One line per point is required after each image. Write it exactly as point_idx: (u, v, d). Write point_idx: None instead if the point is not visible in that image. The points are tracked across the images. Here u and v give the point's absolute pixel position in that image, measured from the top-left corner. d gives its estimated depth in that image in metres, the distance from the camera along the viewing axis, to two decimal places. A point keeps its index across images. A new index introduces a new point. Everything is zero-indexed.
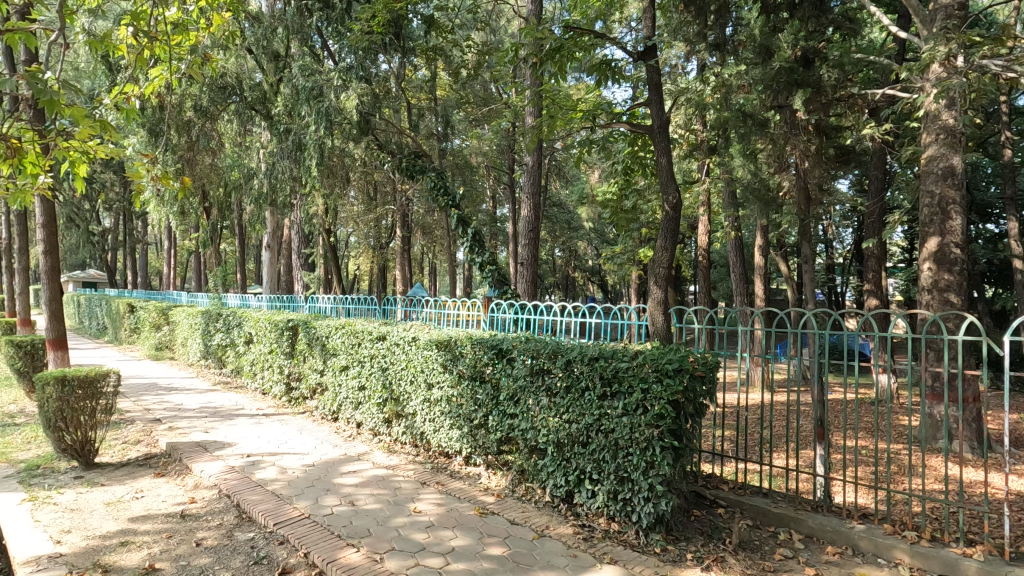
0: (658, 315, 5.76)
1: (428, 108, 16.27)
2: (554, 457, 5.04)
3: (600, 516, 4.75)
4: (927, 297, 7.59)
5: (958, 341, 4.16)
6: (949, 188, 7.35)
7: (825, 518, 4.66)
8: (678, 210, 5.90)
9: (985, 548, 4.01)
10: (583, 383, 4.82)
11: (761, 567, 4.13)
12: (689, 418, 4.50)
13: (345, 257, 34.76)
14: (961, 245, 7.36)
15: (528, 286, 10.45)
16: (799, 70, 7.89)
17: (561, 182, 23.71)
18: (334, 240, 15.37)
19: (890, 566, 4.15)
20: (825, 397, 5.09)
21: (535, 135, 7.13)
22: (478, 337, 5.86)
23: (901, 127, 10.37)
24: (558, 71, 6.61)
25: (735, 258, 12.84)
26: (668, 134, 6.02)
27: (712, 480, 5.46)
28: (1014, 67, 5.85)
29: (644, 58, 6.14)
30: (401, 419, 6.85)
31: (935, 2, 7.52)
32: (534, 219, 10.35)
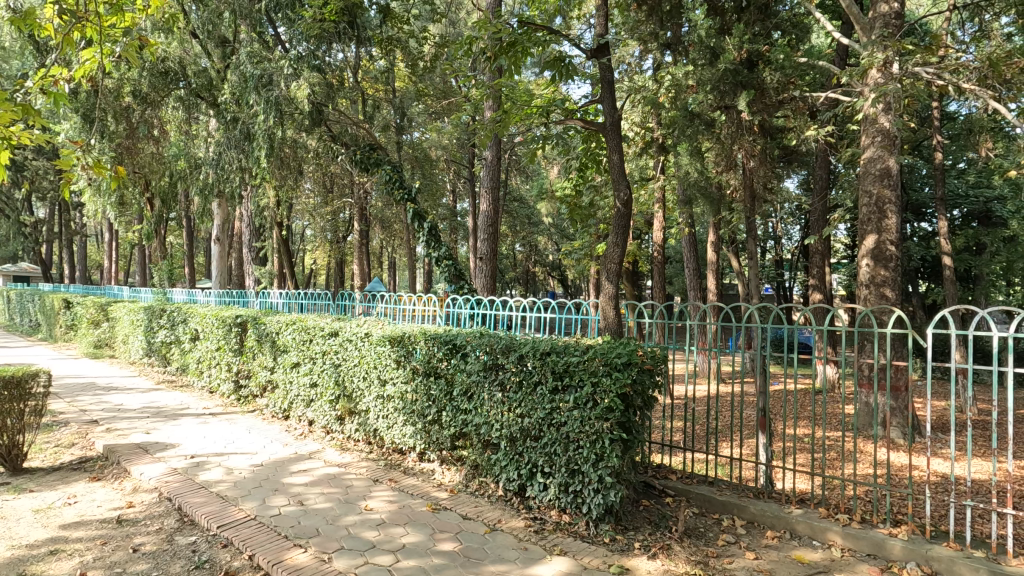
0: (609, 309, 5.86)
1: (385, 100, 16.00)
2: (507, 452, 5.08)
3: (551, 509, 4.81)
4: (865, 292, 8.00)
5: (886, 333, 4.45)
6: (885, 188, 7.75)
7: (766, 504, 4.86)
8: (629, 206, 5.98)
9: (909, 528, 4.28)
10: (535, 378, 4.87)
11: (705, 553, 4.27)
12: (638, 411, 4.61)
13: (301, 251, 33.91)
14: (896, 243, 7.78)
15: (487, 281, 10.40)
16: (743, 72, 8.23)
17: (521, 177, 23.79)
18: (287, 233, 14.95)
19: (824, 548, 4.37)
20: (768, 387, 5.32)
21: (490, 130, 7.13)
22: (431, 332, 5.83)
23: (843, 129, 10.85)
24: (512, 66, 6.60)
25: (689, 254, 13.17)
26: (620, 132, 6.11)
27: (661, 471, 5.62)
28: (943, 75, 6.21)
29: (597, 55, 6.18)
30: (354, 415, 6.75)
31: (873, 10, 7.90)
32: (493, 214, 10.33)
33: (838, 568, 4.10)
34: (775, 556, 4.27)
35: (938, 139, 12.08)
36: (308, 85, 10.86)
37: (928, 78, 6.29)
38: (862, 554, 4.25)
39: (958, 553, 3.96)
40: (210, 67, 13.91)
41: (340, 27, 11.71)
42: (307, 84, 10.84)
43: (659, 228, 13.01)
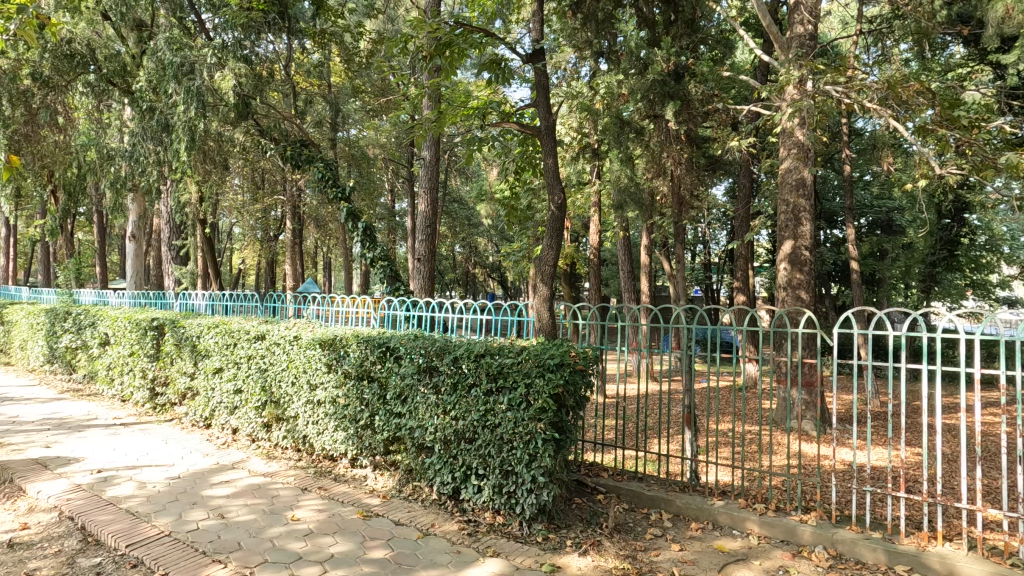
0: (543, 309, 5.93)
1: (319, 95, 15.47)
2: (441, 455, 5.03)
3: (485, 511, 4.81)
4: (782, 294, 8.55)
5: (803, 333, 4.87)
6: (800, 198, 8.33)
7: (691, 497, 5.09)
8: (564, 209, 6.07)
9: (817, 513, 4.61)
10: (470, 380, 4.86)
11: (633, 547, 4.41)
12: (570, 410, 4.69)
13: (228, 250, 32.26)
14: (810, 248, 8.36)
15: (425, 282, 10.25)
16: (670, 83, 8.61)
17: (461, 177, 23.70)
18: (211, 231, 14.14)
19: (743, 536, 4.62)
20: (695, 385, 5.59)
21: (426, 131, 7.06)
22: (364, 335, 5.70)
23: (764, 141, 11.53)
24: (449, 67, 6.54)
25: (623, 257, 13.58)
26: (555, 136, 6.21)
27: (593, 468, 5.76)
28: (849, 94, 6.73)
29: (533, 60, 6.23)
30: (282, 422, 6.49)
31: (790, 31, 8.45)
32: (431, 214, 10.20)
33: (755, 554, 4.34)
34: (699, 547, 4.46)
35: (847, 152, 13.08)
36: (233, 76, 10.34)
37: (837, 96, 6.81)
38: (776, 540, 4.53)
39: (859, 535, 4.31)
40: (124, 53, 12.97)
41: (269, 17, 11.25)
42: (232, 74, 10.31)
43: (596, 232, 13.30)
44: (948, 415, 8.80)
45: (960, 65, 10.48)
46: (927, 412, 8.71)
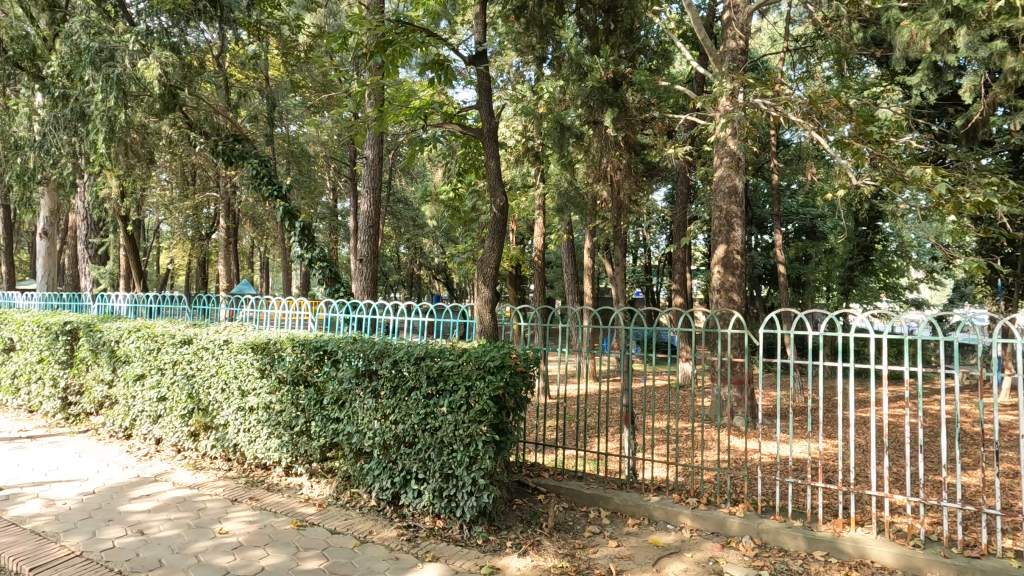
0: (485, 313, 5.93)
1: (255, 88, 14.80)
2: (380, 460, 4.93)
3: (425, 515, 4.76)
4: (716, 296, 8.93)
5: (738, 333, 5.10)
6: (732, 205, 8.73)
7: (628, 494, 5.23)
8: (505, 212, 6.11)
9: (745, 505, 4.84)
10: (410, 383, 4.79)
11: (572, 545, 4.48)
12: (511, 412, 4.71)
13: (155, 249, 30.46)
14: (741, 253, 8.78)
15: (367, 284, 10.01)
16: (609, 91, 8.83)
17: (406, 177, 23.35)
18: (134, 228, 13.26)
19: (676, 530, 4.79)
20: (632, 385, 5.76)
21: (366, 129, 6.92)
22: (301, 338, 5.52)
23: (700, 149, 12.02)
24: (390, 65, 6.43)
25: (567, 260, 13.79)
26: (497, 138, 6.24)
27: (535, 469, 5.81)
28: (776, 107, 7.11)
29: (476, 62, 6.23)
30: (210, 431, 6.18)
31: (723, 45, 8.86)
32: (374, 214, 9.88)
33: (687, 547, 4.51)
34: (635, 542, 4.59)
35: (775, 162, 13.83)
36: (159, 65, 9.74)
37: (765, 108, 7.20)
38: (707, 532, 4.72)
39: (782, 524, 4.56)
40: (34, 34, 11.98)
41: (200, 5, 10.69)
42: (157, 63, 9.64)
43: (540, 235, 13.44)
44: (862, 408, 9.49)
45: (875, 84, 11.31)
46: (845, 406, 9.34)
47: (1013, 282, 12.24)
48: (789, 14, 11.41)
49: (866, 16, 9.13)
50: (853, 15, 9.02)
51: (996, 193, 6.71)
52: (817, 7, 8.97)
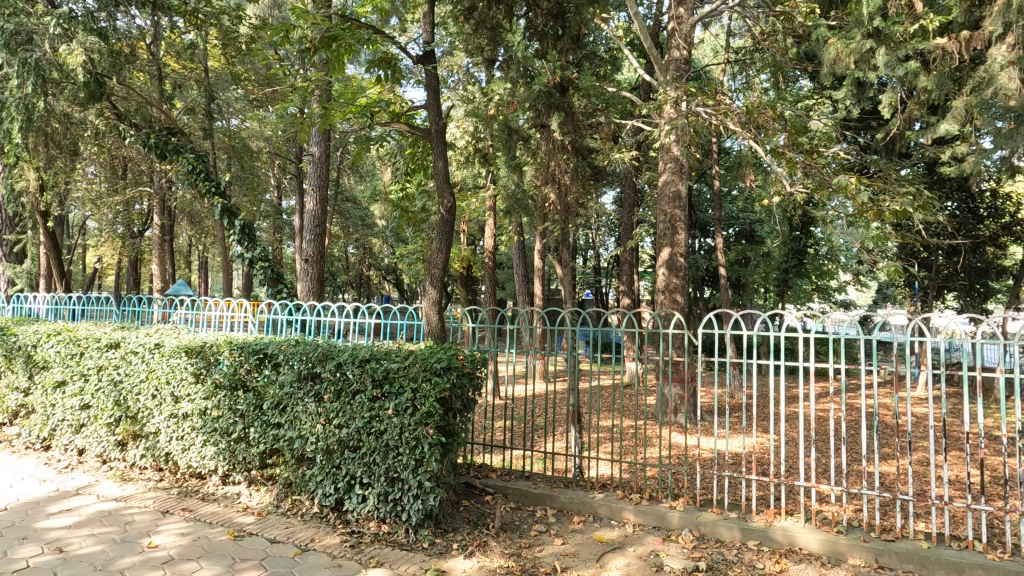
0: (432, 313, 5.88)
1: (192, 79, 14.09)
2: (323, 465, 4.82)
3: (370, 520, 4.68)
4: (661, 297, 9.19)
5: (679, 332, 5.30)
6: (676, 209, 9.03)
7: (574, 492, 5.32)
8: (452, 213, 6.07)
9: (685, 499, 5.02)
10: (354, 386, 4.70)
11: (518, 545, 4.51)
12: (457, 414, 4.69)
13: (80, 246, 28.49)
14: (684, 255, 9.08)
15: (313, 285, 9.71)
16: (555, 95, 8.94)
17: (354, 175, 22.85)
18: (54, 224, 12.35)
19: (620, 526, 4.91)
20: (579, 385, 5.83)
21: (309, 126, 6.73)
22: (239, 341, 5.32)
23: (646, 155, 12.36)
24: (335, 61, 6.28)
25: (518, 261, 13.84)
26: (445, 139, 6.21)
27: (482, 470, 5.82)
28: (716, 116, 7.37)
29: (423, 62, 6.17)
30: (139, 440, 5.85)
31: (668, 55, 9.13)
32: (320, 213, 9.59)
33: (630, 542, 4.62)
34: (579, 539, 4.67)
35: (717, 169, 14.37)
36: (83, 50, 9.14)
37: (706, 117, 7.47)
38: (649, 527, 4.85)
39: (719, 516, 4.76)
40: None
41: None
42: (82, 49, 9.03)
43: (490, 236, 13.45)
44: (795, 403, 9.99)
45: (808, 97, 11.96)
46: (780, 402, 9.81)
47: (928, 285, 13.22)
48: (730, 27, 11.89)
49: (799, 33, 9.64)
50: (787, 30, 9.50)
51: (912, 202, 7.23)
52: (754, 22, 9.39)
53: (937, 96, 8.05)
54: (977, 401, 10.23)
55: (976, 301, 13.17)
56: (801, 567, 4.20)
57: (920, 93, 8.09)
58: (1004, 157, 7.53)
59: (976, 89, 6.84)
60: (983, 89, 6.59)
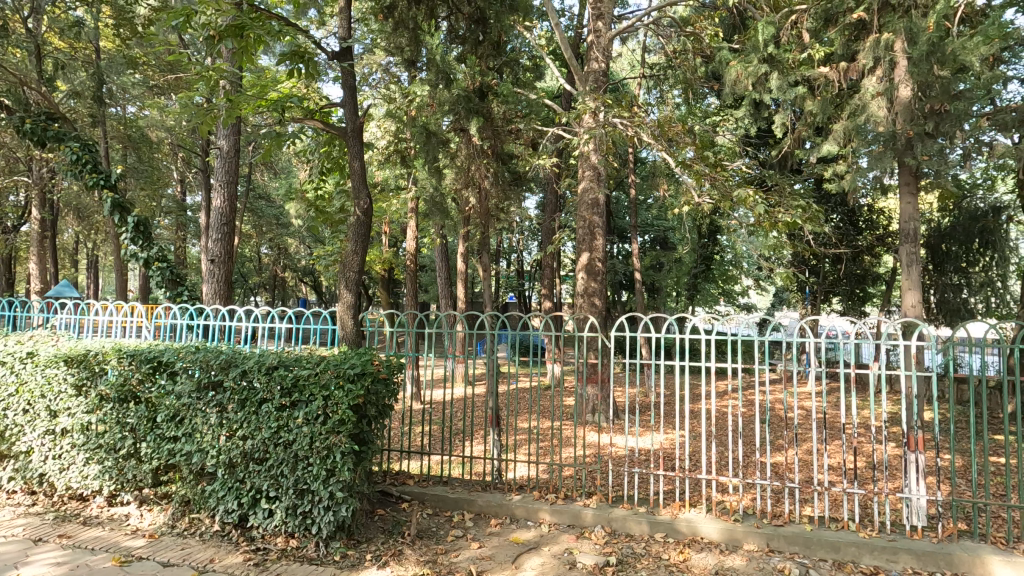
0: (347, 318, 5.70)
1: (80, 59, 12.79)
2: (225, 481, 4.53)
3: (277, 536, 4.46)
4: (580, 300, 9.41)
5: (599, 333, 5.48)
6: (594, 215, 9.32)
7: (492, 495, 5.34)
8: (369, 216, 5.93)
9: (598, 497, 5.20)
10: (260, 395, 4.47)
11: (434, 551, 4.47)
12: (372, 421, 4.55)
13: None
14: (602, 260, 9.40)
15: (220, 287, 9.05)
16: (475, 100, 9.09)
17: (268, 171, 21.70)
18: None
19: (536, 526, 5.00)
20: (499, 389, 5.83)
21: (213, 119, 6.28)
22: (128, 349, 4.89)
23: (567, 162, 12.69)
24: (242, 52, 5.91)
25: (441, 264, 13.70)
26: (362, 139, 6.05)
27: (399, 477, 5.71)
28: (631, 127, 7.64)
29: (340, 59, 6.00)
30: (6, 461, 5.24)
31: (587, 67, 9.42)
32: (229, 211, 8.99)
33: (545, 541, 4.72)
34: (496, 542, 4.70)
35: (633, 178, 15.01)
36: None
37: (623, 128, 7.73)
38: (564, 525, 4.99)
39: (629, 512, 4.97)
40: None
41: None
42: None
43: (411, 239, 13.19)
44: (702, 401, 10.60)
45: (714, 114, 12.78)
46: (689, 400, 10.38)
47: (817, 289, 14.53)
48: (645, 43, 12.48)
49: (706, 54, 10.30)
50: (696, 50, 10.10)
51: (802, 215, 7.92)
52: (666, 40, 9.91)
53: (823, 119, 8.88)
54: (855, 395, 11.38)
55: (855, 304, 14.65)
56: (702, 556, 4.46)
57: (808, 116, 8.91)
58: (877, 177, 8.43)
59: (854, 114, 7.61)
60: (859, 116, 7.35)
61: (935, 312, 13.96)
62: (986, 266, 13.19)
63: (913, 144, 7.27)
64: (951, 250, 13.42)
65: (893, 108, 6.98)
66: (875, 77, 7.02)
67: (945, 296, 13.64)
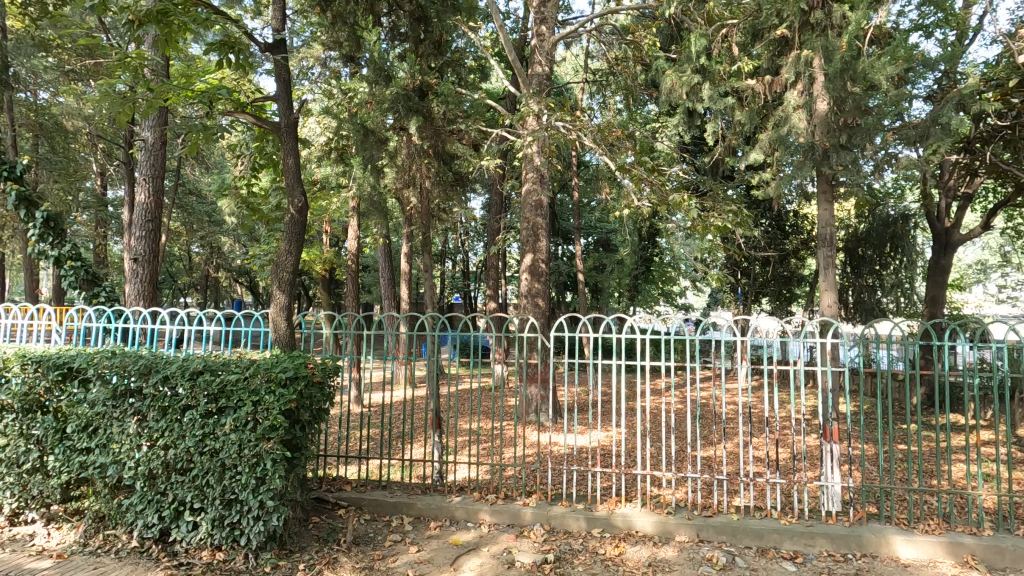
0: (280, 320, 5.51)
1: None
2: (144, 493, 4.27)
3: (202, 549, 4.24)
4: (523, 301, 9.48)
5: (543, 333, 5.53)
6: (537, 217, 9.40)
7: (431, 498, 5.29)
8: (305, 213, 5.75)
9: (538, 496, 5.25)
10: (184, 402, 4.24)
11: (371, 557, 4.39)
12: (305, 427, 4.40)
13: None
14: (545, 261, 9.51)
15: (144, 288, 8.48)
16: (414, 99, 8.97)
17: (200, 166, 20.59)
18: None
19: (475, 527, 5.00)
20: (440, 392, 5.74)
21: (131, 110, 5.88)
22: (34, 354, 4.56)
23: (511, 164, 12.74)
24: (166, 40, 5.57)
25: (384, 264, 13.44)
26: (296, 135, 5.86)
27: (336, 483, 5.56)
28: (572, 131, 7.74)
29: (273, 51, 5.79)
30: None
31: (530, 70, 9.50)
32: (154, 207, 8.46)
33: (484, 542, 4.72)
34: (435, 545, 4.66)
35: (577, 180, 15.25)
36: None
37: (565, 131, 7.84)
38: (503, 525, 5.01)
39: (567, 509, 5.05)
40: None
41: None
42: None
43: (353, 238, 12.88)
44: (642, 399, 10.91)
45: (653, 120, 13.18)
46: (628, 398, 10.66)
47: (748, 290, 15.27)
48: (588, 49, 12.72)
49: (645, 62, 10.62)
50: (636, 58, 10.39)
51: (732, 219, 8.30)
52: (608, 47, 10.11)
53: (752, 129, 9.34)
54: (780, 390, 12.07)
55: (782, 304, 15.52)
56: (636, 549, 4.61)
57: (738, 126, 9.36)
58: (799, 185, 8.95)
59: (778, 125, 8.04)
60: (783, 127, 7.78)
61: (852, 312, 14.99)
62: (896, 269, 14.18)
63: (830, 154, 7.53)
64: (866, 254, 14.44)
65: (812, 120, 7.39)
66: (796, 91, 7.45)
67: (862, 296, 14.66)
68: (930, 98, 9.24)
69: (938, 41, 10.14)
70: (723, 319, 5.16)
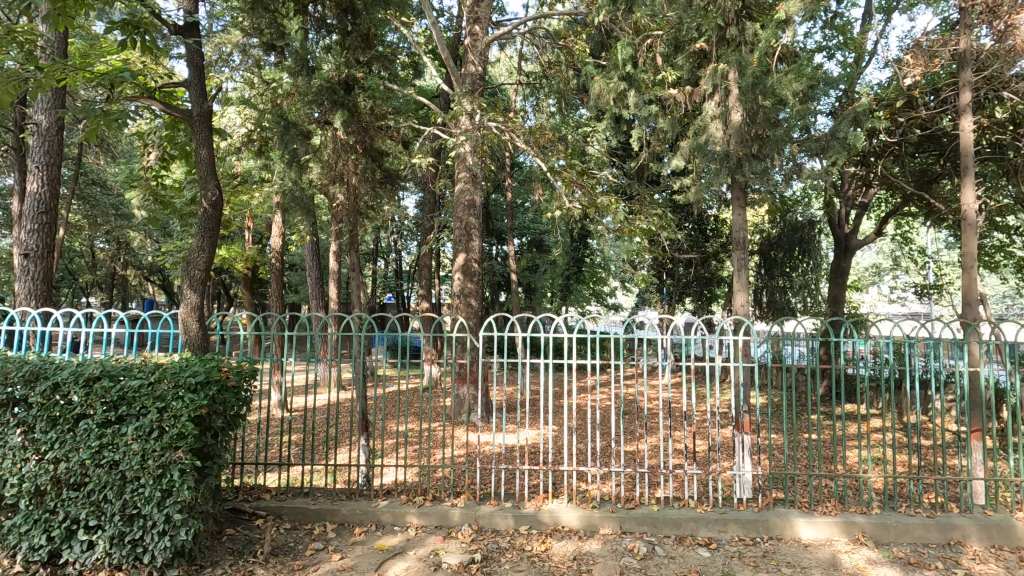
0: (192, 322, 5.20)
1: None
2: (29, 512, 3.88)
3: (98, 570, 3.91)
4: (456, 301, 9.42)
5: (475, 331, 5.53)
6: (470, 216, 9.36)
7: (356, 503, 5.15)
8: (219, 208, 5.41)
9: (466, 496, 5.23)
10: (78, 411, 3.90)
11: (290, 568, 4.22)
12: (218, 433, 4.14)
13: None
14: (478, 261, 9.48)
15: (38, 286, 7.55)
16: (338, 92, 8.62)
17: (105, 155, 18.98)
18: None
19: (402, 531, 4.91)
20: (368, 393, 5.59)
21: (16, 90, 5.27)
22: None
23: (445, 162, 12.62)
24: (59, 15, 5.06)
25: (311, 263, 12.93)
26: (210, 124, 5.51)
27: (254, 492, 5.29)
28: (502, 131, 7.74)
29: (185, 34, 5.44)
30: None
31: (463, 69, 9.44)
32: (47, 198, 7.61)
33: (410, 546, 4.65)
34: (359, 551, 4.54)
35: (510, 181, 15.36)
36: None
37: (496, 132, 7.84)
38: (431, 527, 4.96)
39: (496, 508, 5.08)
40: None
41: None
42: None
43: (277, 235, 12.31)
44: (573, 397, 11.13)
45: (584, 124, 13.49)
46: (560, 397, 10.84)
47: (673, 290, 15.96)
48: (522, 51, 12.84)
49: (576, 67, 10.85)
50: (568, 63, 10.59)
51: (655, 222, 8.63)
52: (541, 51, 10.24)
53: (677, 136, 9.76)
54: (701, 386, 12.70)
55: (703, 304, 16.33)
56: (562, 544, 4.69)
57: (662, 133, 9.76)
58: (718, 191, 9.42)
59: (697, 134, 8.42)
60: (701, 136, 8.18)
61: (766, 310, 15.99)
62: (804, 271, 15.34)
63: (744, 163, 7.96)
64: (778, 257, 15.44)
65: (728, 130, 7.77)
66: (714, 101, 7.80)
67: (775, 296, 15.67)
68: (831, 115, 10.02)
69: (839, 62, 11.04)
70: (648, 319, 5.27)
